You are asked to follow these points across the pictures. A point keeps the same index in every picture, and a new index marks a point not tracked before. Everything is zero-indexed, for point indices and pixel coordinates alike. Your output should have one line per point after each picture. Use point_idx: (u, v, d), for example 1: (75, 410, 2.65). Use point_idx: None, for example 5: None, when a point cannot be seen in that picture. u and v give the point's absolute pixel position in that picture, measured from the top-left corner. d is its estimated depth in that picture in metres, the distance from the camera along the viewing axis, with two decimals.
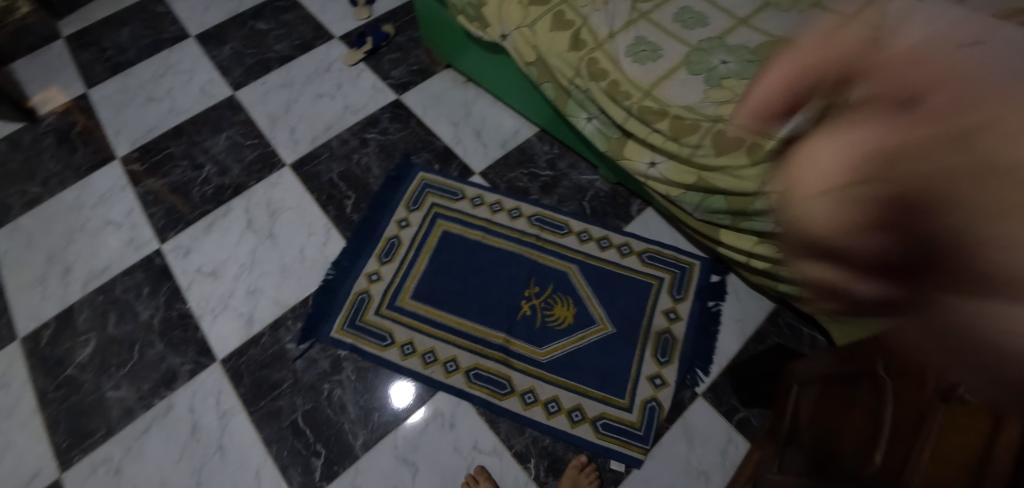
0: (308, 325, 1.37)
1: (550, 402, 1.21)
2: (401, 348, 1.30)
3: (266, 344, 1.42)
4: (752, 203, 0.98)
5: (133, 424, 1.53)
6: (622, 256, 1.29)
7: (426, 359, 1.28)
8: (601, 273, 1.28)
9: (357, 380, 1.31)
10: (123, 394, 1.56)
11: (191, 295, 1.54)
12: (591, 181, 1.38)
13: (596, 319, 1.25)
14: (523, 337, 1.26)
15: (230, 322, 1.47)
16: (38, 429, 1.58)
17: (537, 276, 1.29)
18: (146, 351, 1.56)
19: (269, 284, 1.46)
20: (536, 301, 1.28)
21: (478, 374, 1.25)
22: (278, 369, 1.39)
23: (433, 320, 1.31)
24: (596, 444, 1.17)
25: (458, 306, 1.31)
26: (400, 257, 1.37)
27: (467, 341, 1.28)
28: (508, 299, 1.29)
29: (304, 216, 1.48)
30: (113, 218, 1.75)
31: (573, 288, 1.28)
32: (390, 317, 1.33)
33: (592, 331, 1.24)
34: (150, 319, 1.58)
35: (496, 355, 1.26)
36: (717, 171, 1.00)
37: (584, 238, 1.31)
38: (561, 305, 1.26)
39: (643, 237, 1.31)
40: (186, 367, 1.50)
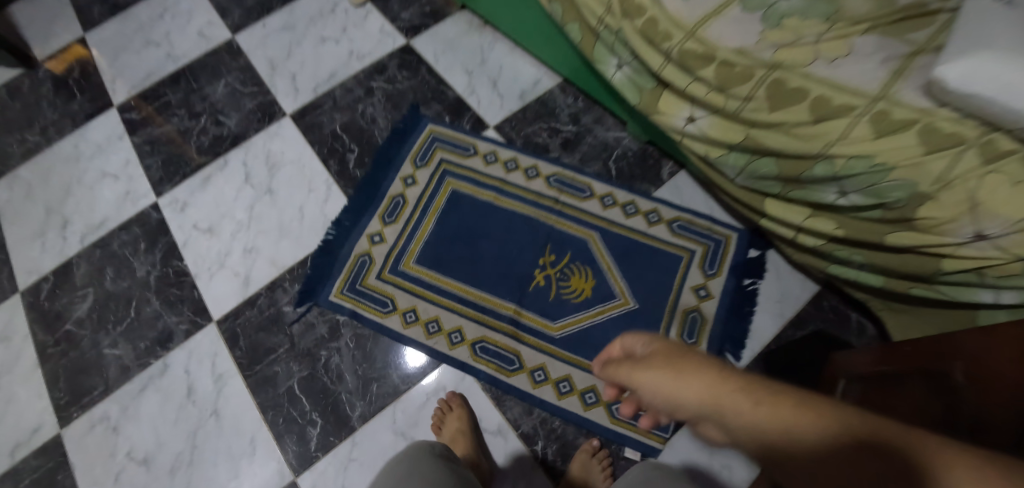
0: (306, 287, 1.28)
1: (562, 382, 1.11)
2: (403, 315, 1.21)
3: (263, 306, 1.34)
4: (809, 168, 0.84)
5: (131, 383, 1.47)
6: (649, 224, 1.15)
7: (430, 329, 1.19)
8: (624, 242, 1.14)
9: (355, 348, 1.23)
10: (121, 352, 1.50)
11: (187, 252, 1.46)
12: (619, 138, 1.22)
13: (618, 293, 1.12)
14: (534, 310, 1.14)
15: (227, 282, 1.39)
16: (39, 384, 1.54)
17: (553, 243, 1.16)
18: (142, 308, 1.49)
19: (267, 243, 1.36)
20: (551, 271, 1.15)
21: (485, 347, 1.15)
22: (274, 333, 1.31)
23: (441, 287, 1.20)
24: (610, 429, 1.07)
25: (465, 272, 1.19)
26: (405, 218, 1.25)
27: (474, 310, 1.17)
28: (520, 266, 1.17)
29: (305, 171, 1.38)
30: (111, 168, 1.66)
31: (592, 257, 1.14)
32: (394, 282, 1.23)
33: (612, 306, 1.11)
34: (147, 276, 1.50)
35: (505, 328, 1.15)
36: (770, 128, 0.86)
37: (607, 203, 1.17)
38: (578, 276, 1.13)
39: (674, 203, 1.15)
40: (182, 327, 1.42)
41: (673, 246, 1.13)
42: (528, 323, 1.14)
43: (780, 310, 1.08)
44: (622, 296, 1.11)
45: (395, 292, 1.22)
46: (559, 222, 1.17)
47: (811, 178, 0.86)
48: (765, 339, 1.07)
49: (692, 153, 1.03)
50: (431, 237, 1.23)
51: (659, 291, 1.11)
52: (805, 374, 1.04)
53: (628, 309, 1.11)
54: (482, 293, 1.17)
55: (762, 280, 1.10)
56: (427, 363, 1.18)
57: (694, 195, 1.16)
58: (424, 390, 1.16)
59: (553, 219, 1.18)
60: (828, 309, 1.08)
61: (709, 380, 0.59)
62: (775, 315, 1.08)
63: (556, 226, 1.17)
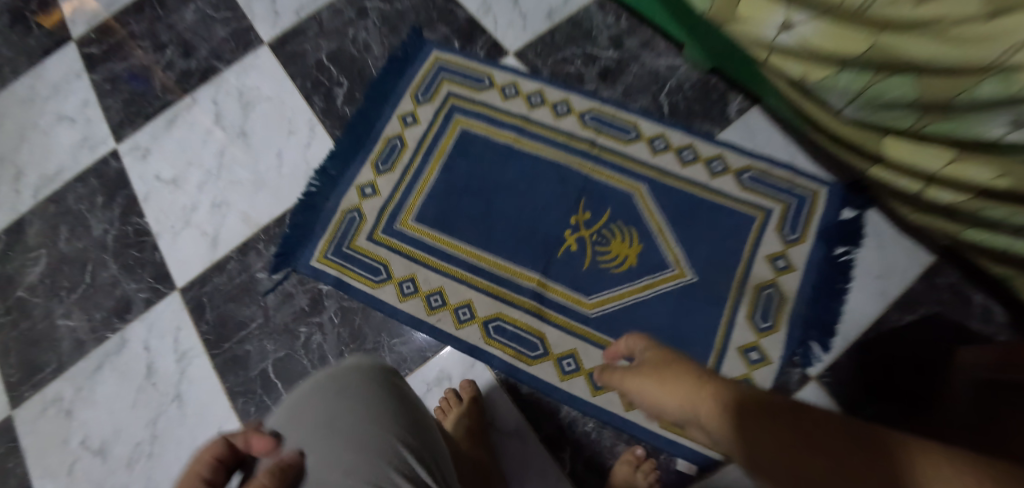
0: (283, 250, 1.05)
1: (597, 374, 0.88)
2: (400, 285, 0.98)
3: (233, 272, 1.11)
4: (974, 88, 0.59)
5: (86, 360, 1.26)
6: (711, 176, 0.90)
7: (432, 303, 0.96)
8: (681, 198, 0.90)
9: (341, 325, 1.00)
10: (75, 324, 1.29)
11: (149, 207, 1.24)
12: (672, 66, 0.97)
13: (670, 262, 0.88)
14: (563, 282, 0.91)
15: (191, 243, 1.16)
16: None
17: (588, 199, 0.92)
18: (99, 274, 1.27)
19: (238, 197, 1.13)
20: (586, 233, 0.91)
21: (501, 327, 0.92)
22: (245, 305, 1.08)
23: (445, 250, 0.97)
24: (659, 436, 0.85)
25: (478, 233, 0.96)
26: (403, 166, 1.01)
27: (490, 279, 0.94)
28: (546, 228, 0.93)
29: (284, 110, 1.14)
30: (68, 112, 1.43)
31: (638, 216, 0.90)
32: (388, 245, 0.99)
33: (663, 278, 0.87)
34: (104, 236, 1.28)
35: (527, 303, 0.92)
36: (916, 32, 0.60)
37: (658, 147, 0.92)
38: (620, 240, 0.90)
39: (745, 149, 0.90)
40: (142, 295, 1.21)
41: (742, 203, 0.89)
42: (554, 297, 0.91)
43: (881, 288, 0.83)
44: (676, 266, 0.87)
45: (389, 257, 0.99)
46: (596, 171, 0.93)
47: (970, 103, 0.60)
48: (860, 325, 0.83)
49: (779, 78, 0.77)
50: (434, 189, 0.99)
51: (725, 261, 0.87)
52: (911, 372, 0.81)
53: (685, 282, 0.87)
54: (498, 259, 0.94)
55: (859, 250, 0.85)
56: (427, 346, 0.95)
57: (770, 139, 0.90)
58: (424, 379, 0.94)
59: (588, 168, 0.94)
60: (943, 288, 0.83)
61: (681, 375, 0.58)
62: (874, 294, 0.83)
63: (592, 176, 0.93)
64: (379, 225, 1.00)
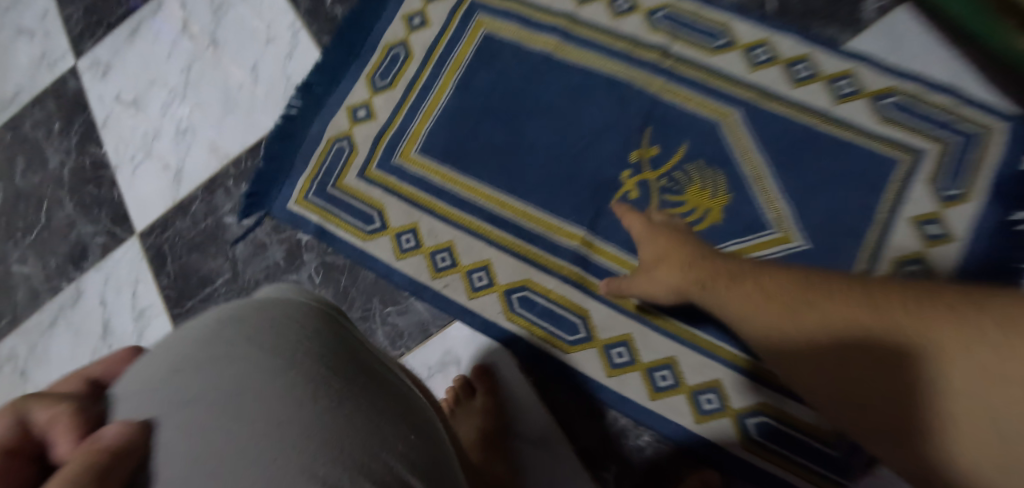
0: (253, 187, 0.81)
1: (660, 371, 0.68)
2: (397, 239, 0.76)
3: (198, 215, 0.89)
4: None
5: (40, 313, 1.07)
6: (835, 101, 0.68)
7: (438, 264, 0.74)
8: (786, 131, 0.68)
9: (322, 285, 0.78)
10: (29, 271, 1.10)
11: (108, 135, 1.02)
12: None
13: (771, 220, 0.66)
14: (618, 242, 0.71)
15: (152, 178, 0.95)
16: None
17: (659, 130, 0.71)
18: (54, 214, 1.07)
19: (206, 121, 0.91)
20: (650, 175, 0.70)
21: (528, 299, 0.72)
22: (212, 256, 0.87)
23: (455, 194, 0.76)
24: (737, 458, 0.65)
25: (508, 173, 0.75)
26: (405, 82, 0.79)
27: (517, 233, 0.73)
28: (600, 168, 0.72)
29: (262, 11, 0.90)
30: (26, 23, 1.22)
31: (727, 156, 0.69)
32: (383, 184, 0.78)
33: (763, 243, 0.66)
34: (60, 168, 1.08)
35: (568, 264, 0.72)
36: None
37: (757, 59, 0.70)
38: (699, 188, 0.69)
39: (885, 66, 0.67)
40: (99, 240, 1.00)
41: (868, 143, 0.66)
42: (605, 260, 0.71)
43: None
44: (779, 227, 0.66)
45: (384, 201, 0.78)
46: (672, 94, 0.71)
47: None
48: None
49: None
50: (449, 117, 0.78)
51: (856, 225, 0.65)
52: None
53: (791, 251, 0.65)
54: (532, 209, 0.73)
55: None
56: (429, 318, 0.74)
57: (913, 55, 0.66)
58: (425, 363, 0.73)
59: (659, 89, 0.72)
60: None
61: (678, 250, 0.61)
62: None
63: (664, 101, 0.71)
64: (373, 159, 0.79)
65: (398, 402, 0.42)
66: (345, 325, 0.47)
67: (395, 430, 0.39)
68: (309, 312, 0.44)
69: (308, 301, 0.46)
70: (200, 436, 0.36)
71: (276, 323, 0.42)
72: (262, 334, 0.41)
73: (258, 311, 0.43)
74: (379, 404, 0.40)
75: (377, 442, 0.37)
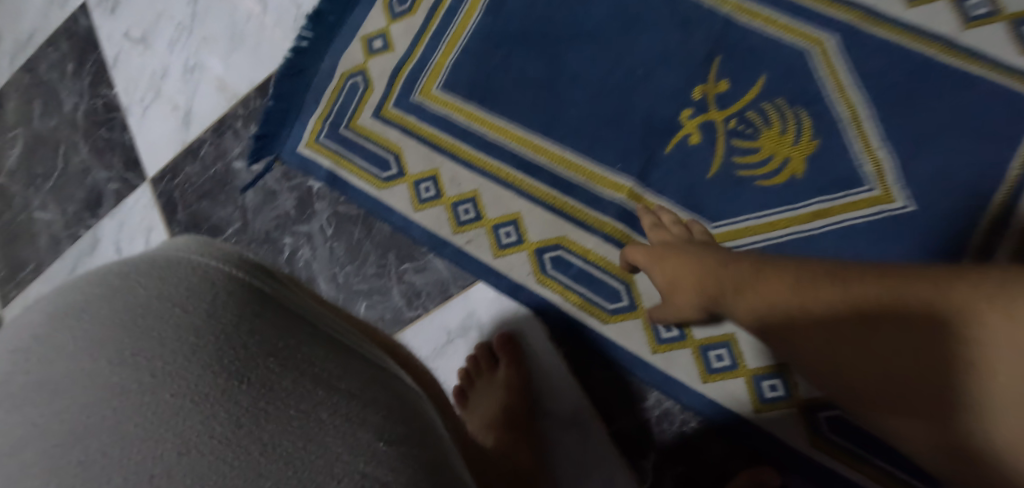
0: (262, 128, 0.72)
1: (715, 349, 0.59)
2: (415, 188, 0.68)
3: (208, 160, 0.83)
4: None
5: (61, 261, 1.05)
6: (961, 25, 0.58)
7: (460, 217, 0.66)
8: (886, 66, 0.59)
9: (335, 238, 0.70)
10: (50, 218, 1.07)
11: (119, 75, 0.96)
12: None
13: (865, 174, 0.57)
14: (676, 194, 0.62)
15: (162, 119, 0.88)
16: None
17: (735, 67, 0.62)
18: (69, 159, 1.03)
19: (213, 57, 0.83)
20: (717, 116, 0.62)
21: (563, 260, 0.63)
22: (222, 203, 0.80)
23: (482, 135, 0.67)
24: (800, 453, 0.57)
25: (548, 115, 0.66)
26: (427, 5, 0.70)
27: (553, 184, 0.65)
28: (657, 112, 0.63)
29: None
30: None
31: (819, 96, 0.59)
32: (401, 126, 0.69)
33: (856, 200, 0.57)
34: (74, 112, 1.03)
35: (612, 220, 0.63)
36: None
37: None
38: (777, 133, 0.60)
39: None
40: (112, 186, 0.96)
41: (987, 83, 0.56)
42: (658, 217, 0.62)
43: None
44: (875, 183, 0.57)
45: (401, 144, 0.69)
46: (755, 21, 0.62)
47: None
48: None
49: None
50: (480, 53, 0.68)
51: (971, 182, 0.55)
52: None
53: (888, 214, 0.56)
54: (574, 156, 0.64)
55: None
56: (449, 277, 0.66)
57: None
58: (445, 327, 0.66)
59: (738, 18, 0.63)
60: None
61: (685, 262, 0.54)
62: None
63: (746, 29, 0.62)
64: (389, 97, 0.70)
65: (336, 399, 0.32)
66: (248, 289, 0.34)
67: (339, 440, 0.30)
68: (188, 287, 0.32)
69: (189, 261, 0.33)
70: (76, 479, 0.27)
71: (137, 320, 0.31)
72: (122, 339, 0.30)
73: (111, 303, 0.31)
74: (304, 414, 0.31)
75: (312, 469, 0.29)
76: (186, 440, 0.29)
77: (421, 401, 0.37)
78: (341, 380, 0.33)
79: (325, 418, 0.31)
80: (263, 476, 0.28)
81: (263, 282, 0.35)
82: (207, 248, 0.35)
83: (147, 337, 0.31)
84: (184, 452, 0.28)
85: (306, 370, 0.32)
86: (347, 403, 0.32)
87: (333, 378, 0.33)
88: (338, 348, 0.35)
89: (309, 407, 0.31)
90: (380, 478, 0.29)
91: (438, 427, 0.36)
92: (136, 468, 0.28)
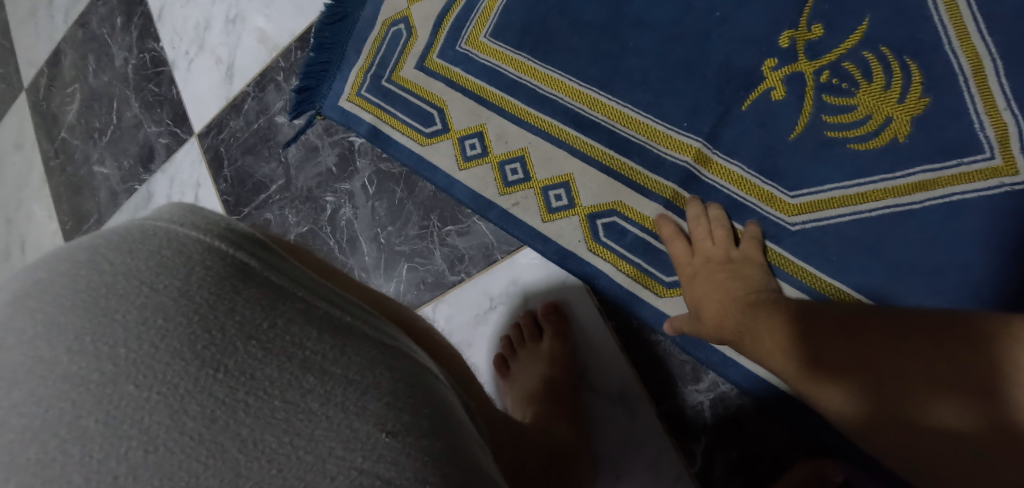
0: (302, 80, 0.69)
1: None
2: (461, 144, 0.64)
3: (251, 115, 0.81)
4: None
5: (118, 215, 1.07)
6: None
7: (507, 177, 0.62)
8: (1022, 7, 0.49)
9: (376, 197, 0.67)
10: (108, 173, 1.09)
11: (164, 28, 0.95)
12: None
13: (984, 143, 0.49)
14: (752, 157, 0.55)
15: (206, 73, 0.87)
16: (48, 203, 1.25)
17: (833, 9, 0.54)
18: (122, 114, 1.04)
19: (256, 7, 0.80)
20: (806, 68, 0.54)
21: (618, 227, 0.59)
22: (265, 159, 0.79)
23: (535, 89, 0.62)
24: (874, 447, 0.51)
25: (609, 66, 0.60)
26: None
27: (613, 142, 0.59)
28: (736, 62, 0.56)
29: None
30: None
31: (933, 46, 0.51)
32: (450, 79, 0.65)
33: (968, 172, 0.49)
34: (125, 67, 1.03)
35: (676, 186, 0.57)
36: None
37: None
38: (876, 89, 0.52)
39: None
40: (163, 141, 0.96)
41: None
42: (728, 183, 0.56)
43: None
44: (995, 150, 0.49)
45: (446, 98, 0.65)
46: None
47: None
48: None
49: None
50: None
51: None
52: None
53: (1008, 188, 0.48)
54: (639, 113, 0.59)
55: None
56: (493, 241, 0.62)
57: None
58: (487, 293, 0.63)
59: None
60: None
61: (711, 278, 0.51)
62: None
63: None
64: (435, 48, 0.66)
65: (330, 386, 0.30)
66: (232, 265, 0.32)
67: (326, 432, 0.29)
68: (158, 266, 0.31)
69: (165, 236, 0.32)
70: (33, 465, 0.26)
71: (98, 301, 0.29)
72: (82, 325, 0.29)
73: (74, 286, 0.30)
74: (291, 403, 0.29)
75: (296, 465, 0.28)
76: (154, 436, 0.27)
77: (431, 378, 0.35)
78: (336, 364, 0.31)
79: (316, 410, 0.29)
80: (243, 475, 0.27)
81: (248, 253, 0.33)
82: (191, 216, 0.34)
83: (107, 320, 0.29)
84: (150, 449, 0.27)
85: (294, 353, 0.30)
86: (343, 391, 0.30)
87: (327, 362, 0.31)
88: (336, 329, 0.33)
89: (297, 397, 0.29)
90: (381, 473, 0.28)
91: (450, 403, 0.34)
92: (98, 468, 0.26)
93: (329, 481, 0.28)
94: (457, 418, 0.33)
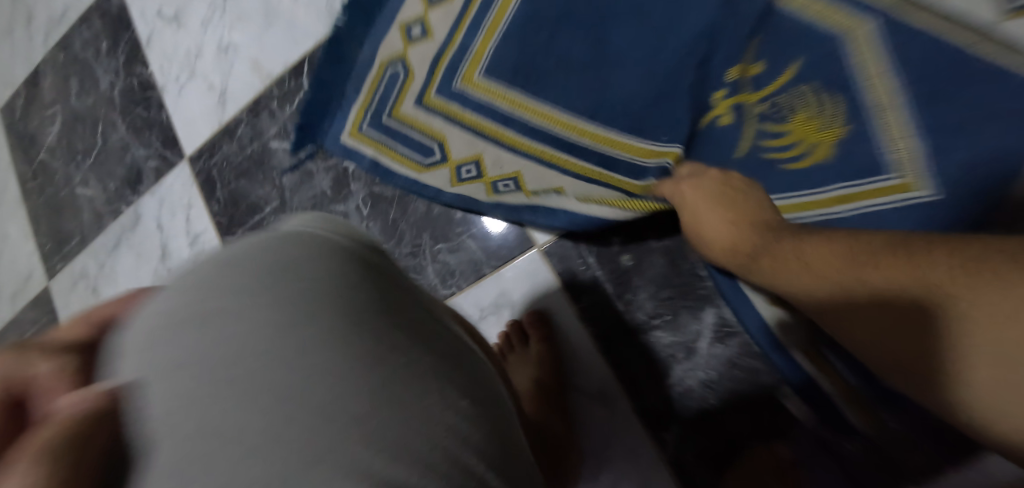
0: (303, 120, 0.72)
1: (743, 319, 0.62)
2: (455, 169, 0.70)
3: (244, 140, 0.85)
4: None
5: (103, 235, 1.09)
6: (1003, 14, 0.53)
7: (499, 190, 0.69)
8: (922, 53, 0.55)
9: (371, 218, 0.74)
10: (91, 194, 1.11)
11: (152, 53, 0.98)
12: None
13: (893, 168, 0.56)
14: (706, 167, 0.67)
15: (198, 98, 0.90)
16: (25, 224, 1.27)
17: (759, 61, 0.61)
18: (108, 136, 1.06)
19: (247, 36, 0.84)
20: (750, 98, 0.62)
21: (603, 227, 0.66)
22: (260, 183, 0.83)
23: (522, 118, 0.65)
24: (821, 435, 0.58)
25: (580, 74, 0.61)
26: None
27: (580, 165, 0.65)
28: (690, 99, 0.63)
29: None
30: None
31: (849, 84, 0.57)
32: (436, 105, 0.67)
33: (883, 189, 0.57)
34: (111, 91, 1.06)
35: (638, 196, 0.64)
36: None
37: None
38: (807, 120, 0.60)
39: None
40: (151, 164, 0.99)
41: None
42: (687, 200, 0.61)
43: None
44: (901, 170, 0.56)
45: (445, 131, 0.68)
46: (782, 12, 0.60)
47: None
48: None
49: None
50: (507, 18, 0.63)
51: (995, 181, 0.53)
52: None
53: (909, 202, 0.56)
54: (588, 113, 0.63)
55: None
56: (483, 257, 0.71)
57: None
58: (477, 303, 0.71)
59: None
60: None
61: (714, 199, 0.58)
62: None
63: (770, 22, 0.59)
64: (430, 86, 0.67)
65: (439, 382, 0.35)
66: (362, 256, 0.40)
67: (439, 420, 0.33)
68: (316, 258, 0.37)
69: (316, 238, 0.39)
70: (206, 404, 0.31)
71: (270, 275, 0.35)
72: (252, 292, 0.34)
73: (248, 261, 0.36)
74: (415, 396, 0.33)
75: (412, 442, 0.32)
76: (306, 398, 0.31)
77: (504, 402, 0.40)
78: (447, 366, 0.36)
79: (431, 398, 0.34)
80: (374, 442, 0.31)
81: (378, 262, 0.41)
82: (332, 227, 0.42)
83: (274, 289, 0.35)
84: (301, 408, 0.31)
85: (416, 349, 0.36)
86: (448, 390, 0.35)
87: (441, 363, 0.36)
88: (439, 337, 0.38)
89: (418, 388, 0.34)
90: (473, 465, 0.33)
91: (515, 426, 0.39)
92: (267, 410, 0.31)
93: (436, 464, 0.32)
94: (504, 421, 0.39)
